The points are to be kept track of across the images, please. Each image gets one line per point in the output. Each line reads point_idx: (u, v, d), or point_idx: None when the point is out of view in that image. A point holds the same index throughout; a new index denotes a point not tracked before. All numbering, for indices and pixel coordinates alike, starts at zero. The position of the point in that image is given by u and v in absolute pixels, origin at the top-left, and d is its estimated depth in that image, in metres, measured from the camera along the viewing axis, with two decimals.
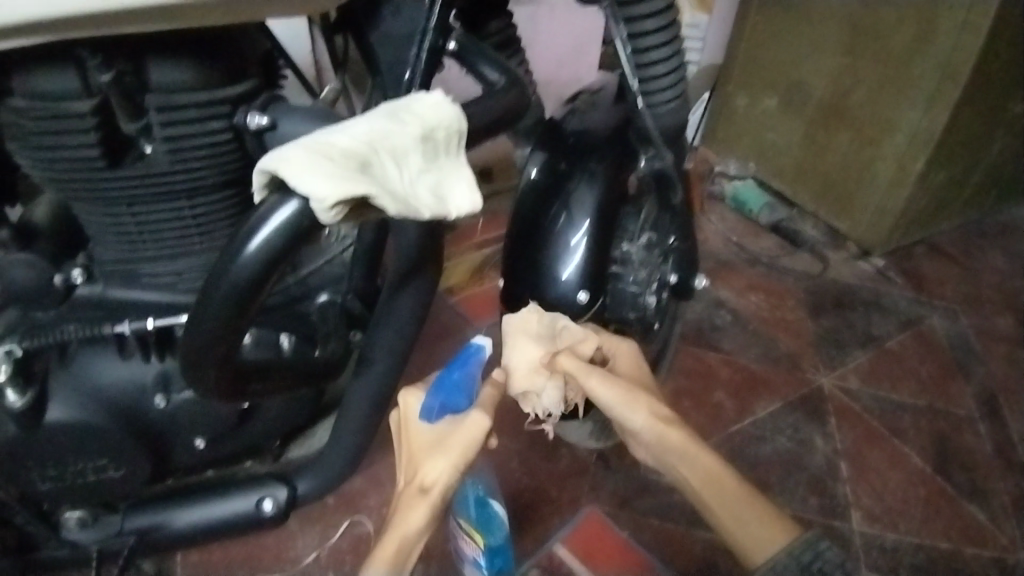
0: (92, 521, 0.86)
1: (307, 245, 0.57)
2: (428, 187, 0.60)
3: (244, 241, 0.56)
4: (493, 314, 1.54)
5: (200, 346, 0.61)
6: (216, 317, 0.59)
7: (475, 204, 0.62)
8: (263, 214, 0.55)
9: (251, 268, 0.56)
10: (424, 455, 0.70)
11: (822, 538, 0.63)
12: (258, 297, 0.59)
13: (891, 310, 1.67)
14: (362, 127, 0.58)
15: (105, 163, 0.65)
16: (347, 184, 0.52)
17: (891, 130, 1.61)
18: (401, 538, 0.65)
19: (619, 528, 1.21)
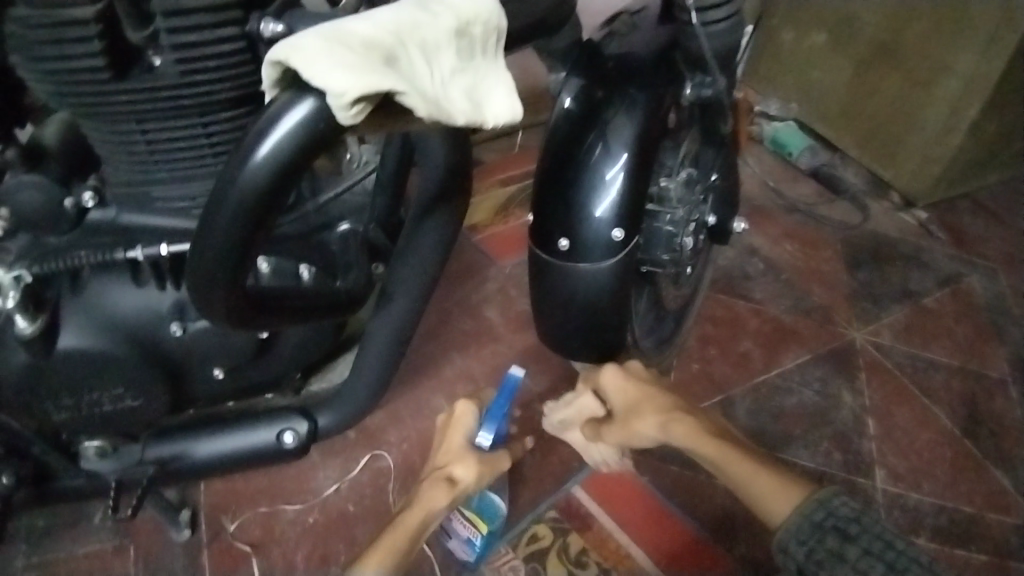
0: (112, 451, 0.84)
1: (322, 155, 0.52)
2: (462, 89, 0.55)
3: (253, 146, 0.50)
4: (518, 253, 1.49)
5: (206, 269, 0.56)
6: (221, 238, 0.54)
7: (518, 112, 0.59)
8: (272, 114, 0.50)
9: (260, 179, 0.51)
10: (457, 460, 1.01)
11: (835, 498, 0.83)
12: (270, 214, 0.54)
13: (930, 265, 1.59)
14: (387, 15, 0.52)
15: (112, 76, 0.60)
16: (368, 77, 0.47)
17: (945, 72, 1.50)
18: (425, 513, 0.95)
19: (638, 473, 1.19)
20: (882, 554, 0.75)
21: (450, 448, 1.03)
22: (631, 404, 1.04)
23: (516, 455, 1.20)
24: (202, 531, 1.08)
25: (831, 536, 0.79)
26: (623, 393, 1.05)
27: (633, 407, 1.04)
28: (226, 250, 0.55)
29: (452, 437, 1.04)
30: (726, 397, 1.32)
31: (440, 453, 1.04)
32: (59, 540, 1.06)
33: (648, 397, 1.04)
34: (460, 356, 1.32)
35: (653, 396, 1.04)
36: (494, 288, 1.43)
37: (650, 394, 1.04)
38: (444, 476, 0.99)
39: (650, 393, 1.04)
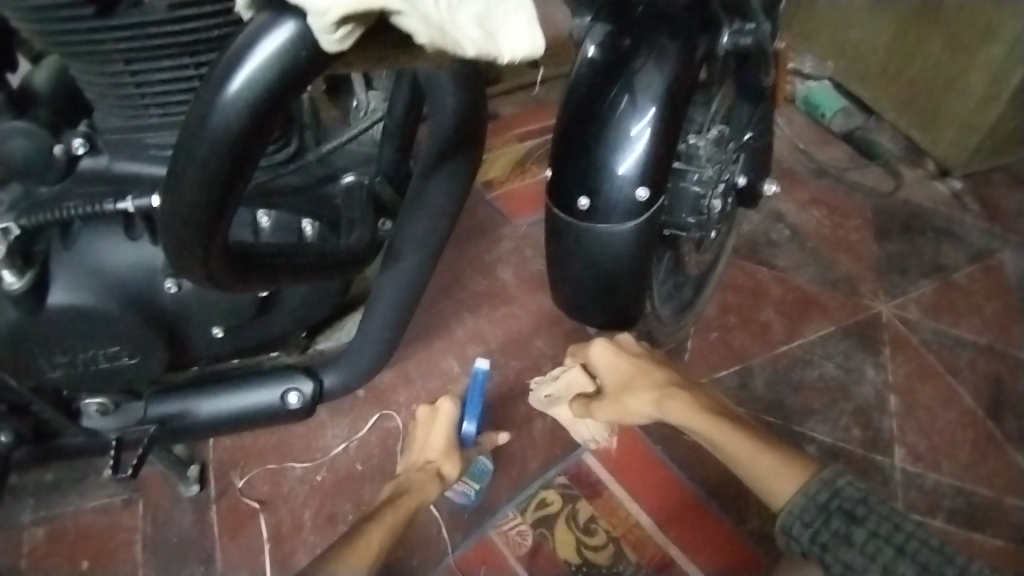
0: (114, 409, 0.83)
1: (302, 91, 0.47)
2: (473, 11, 0.46)
3: (226, 78, 0.45)
4: (535, 212, 1.44)
5: (185, 220, 0.51)
6: (195, 184, 0.49)
7: (538, 45, 0.48)
8: (246, 40, 0.44)
9: (235, 117, 0.46)
10: (447, 456, 1.03)
11: (840, 480, 0.80)
12: (251, 156, 0.49)
13: (962, 238, 1.52)
14: None
15: (95, 11, 0.56)
16: None
17: (990, 38, 1.41)
18: (419, 499, 0.97)
19: (651, 442, 1.16)
20: (891, 539, 0.73)
21: (433, 444, 1.04)
22: (625, 378, 1.02)
23: (526, 420, 1.17)
24: (210, 486, 1.08)
25: (840, 520, 0.76)
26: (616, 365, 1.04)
27: (627, 381, 1.02)
28: (201, 198, 0.50)
29: (437, 433, 1.05)
30: (744, 367, 1.28)
31: (421, 448, 1.04)
32: (67, 493, 1.06)
33: (643, 372, 1.02)
34: (472, 318, 1.29)
35: (649, 371, 1.02)
36: (509, 248, 1.39)
37: (646, 370, 1.02)
38: (433, 471, 1.01)
39: (643, 367, 1.02)
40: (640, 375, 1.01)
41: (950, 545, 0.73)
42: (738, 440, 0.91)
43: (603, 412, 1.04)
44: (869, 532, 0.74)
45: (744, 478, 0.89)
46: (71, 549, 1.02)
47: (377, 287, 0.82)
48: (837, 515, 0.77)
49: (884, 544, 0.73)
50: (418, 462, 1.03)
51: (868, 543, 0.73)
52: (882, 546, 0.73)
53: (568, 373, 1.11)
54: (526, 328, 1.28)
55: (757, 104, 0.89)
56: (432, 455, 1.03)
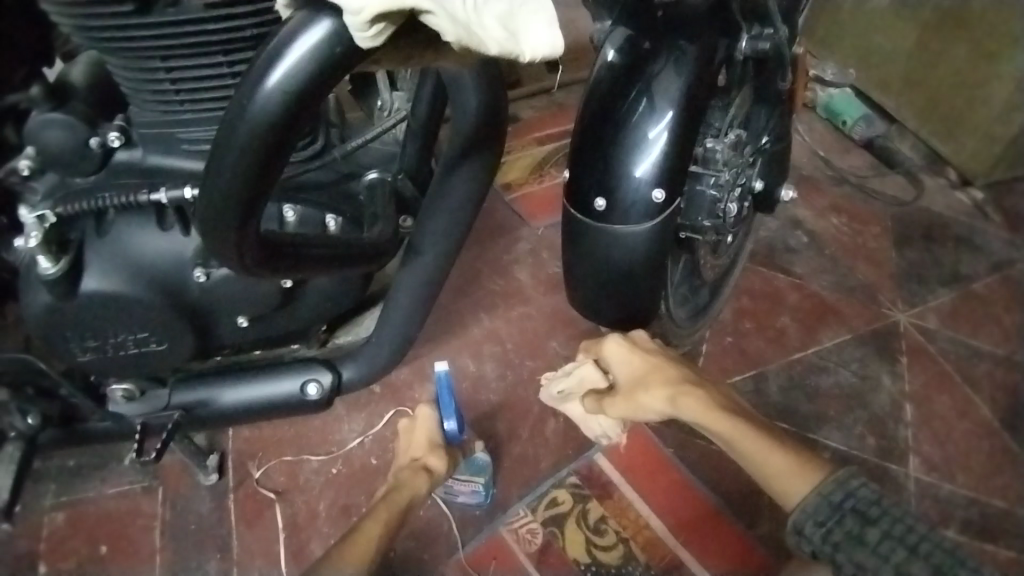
0: (139, 395, 0.84)
1: (335, 87, 0.48)
2: (497, 11, 0.47)
3: (264, 74, 0.46)
4: (553, 214, 1.45)
5: (220, 207, 0.53)
6: (231, 176, 0.51)
7: (557, 47, 0.50)
8: (284, 38, 0.46)
9: (270, 111, 0.47)
10: (433, 451, 1.03)
11: (856, 482, 0.80)
12: (286, 147, 0.51)
13: (983, 248, 1.51)
14: None
15: (134, 7, 0.58)
16: None
17: (1014, 45, 1.42)
18: (413, 493, 0.97)
19: (663, 445, 1.16)
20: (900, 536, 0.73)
21: (418, 444, 1.04)
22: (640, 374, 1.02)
23: (540, 419, 1.18)
24: (228, 476, 1.10)
25: (848, 518, 0.76)
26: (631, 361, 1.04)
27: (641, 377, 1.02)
28: (236, 189, 0.52)
29: (417, 436, 1.05)
30: (759, 372, 1.28)
31: (407, 450, 1.05)
32: (90, 478, 1.09)
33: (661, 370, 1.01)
34: (488, 317, 1.30)
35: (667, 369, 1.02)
36: (526, 249, 1.40)
37: (662, 368, 1.02)
38: (420, 466, 1.01)
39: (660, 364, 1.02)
40: (656, 372, 1.01)
41: (960, 549, 0.72)
42: (753, 443, 0.90)
43: (616, 409, 1.04)
44: (876, 531, 0.74)
45: (758, 478, 0.89)
46: (92, 532, 1.04)
47: (396, 282, 0.84)
48: (846, 514, 0.77)
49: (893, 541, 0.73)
50: (406, 463, 1.03)
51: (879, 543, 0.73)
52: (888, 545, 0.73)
53: (580, 368, 1.12)
54: (542, 328, 1.29)
55: (777, 108, 0.90)
56: (418, 453, 1.03)
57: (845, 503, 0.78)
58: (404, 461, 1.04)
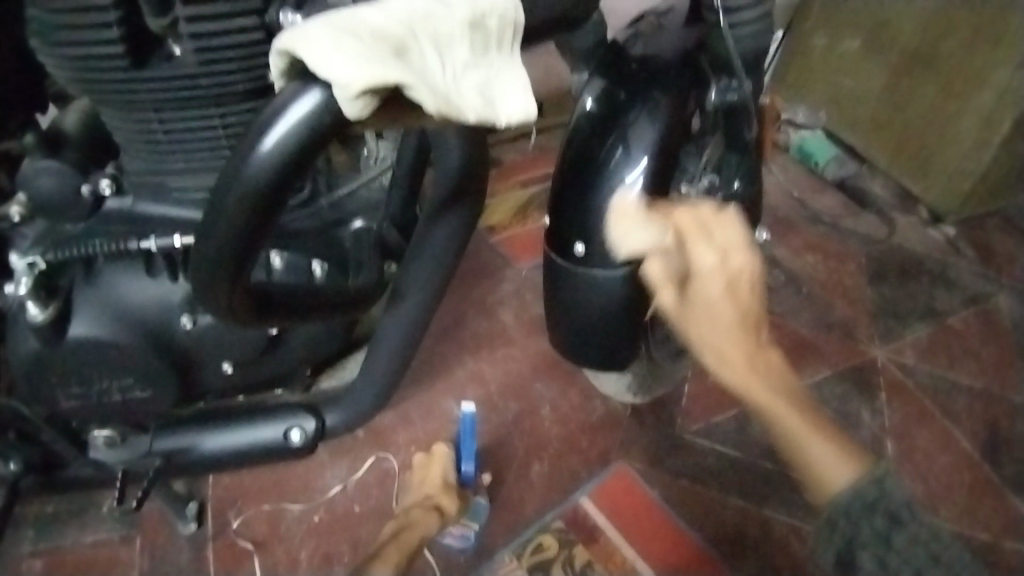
0: (121, 441, 0.85)
1: (325, 149, 0.52)
2: (473, 84, 0.55)
3: (259, 138, 0.51)
4: (536, 256, 1.48)
5: (213, 256, 0.56)
6: (225, 229, 0.54)
7: (531, 110, 0.58)
8: (278, 106, 0.50)
9: (264, 171, 0.51)
10: (443, 491, 1.05)
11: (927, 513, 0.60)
12: (281, 202, 0.54)
13: (956, 283, 1.55)
14: (400, 5, 0.52)
15: (129, 62, 0.60)
16: (373, 69, 0.47)
17: (980, 84, 1.48)
18: (422, 535, 1.00)
19: (647, 486, 1.17)
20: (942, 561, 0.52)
21: (432, 482, 1.07)
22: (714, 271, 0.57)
23: (524, 463, 1.18)
24: (208, 525, 1.08)
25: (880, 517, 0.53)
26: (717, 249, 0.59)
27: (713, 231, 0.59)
28: (229, 242, 0.55)
29: (432, 474, 1.08)
30: (741, 414, 1.27)
31: (419, 485, 1.07)
32: (67, 527, 1.07)
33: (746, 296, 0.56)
34: (472, 359, 1.31)
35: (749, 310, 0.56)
36: (510, 291, 1.42)
37: (750, 296, 0.56)
38: (432, 505, 1.03)
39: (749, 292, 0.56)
40: (744, 293, 0.56)
41: None
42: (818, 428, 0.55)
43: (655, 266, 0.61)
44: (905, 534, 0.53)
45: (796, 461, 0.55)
46: None
47: (380, 328, 0.85)
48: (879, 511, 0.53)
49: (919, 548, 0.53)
50: (417, 499, 1.05)
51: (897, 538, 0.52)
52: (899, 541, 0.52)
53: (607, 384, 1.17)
54: (526, 370, 1.30)
55: (748, 158, 0.90)
56: (430, 491, 1.06)
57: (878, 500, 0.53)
58: (415, 496, 1.06)
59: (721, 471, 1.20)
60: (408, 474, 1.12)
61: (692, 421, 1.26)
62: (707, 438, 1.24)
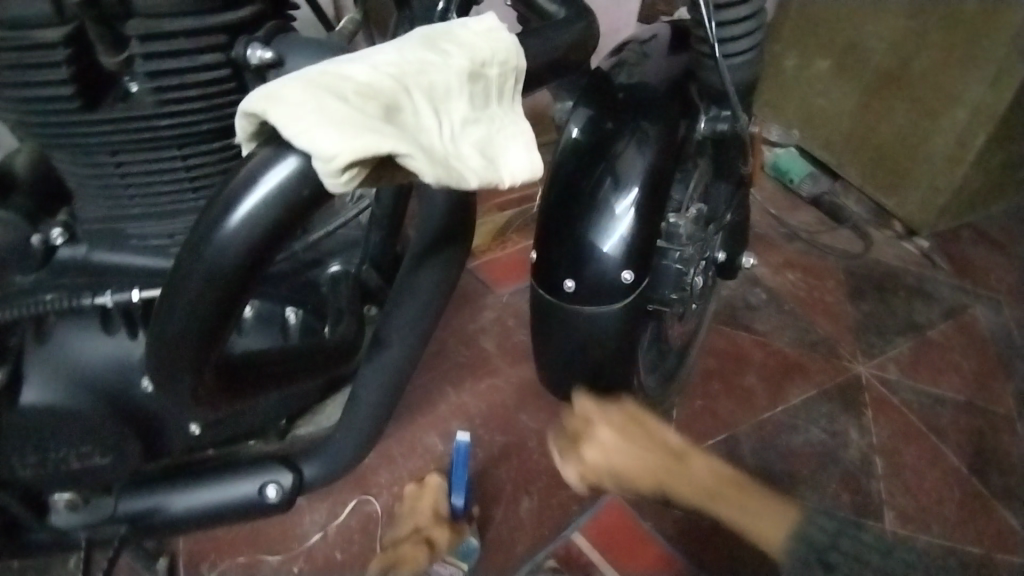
0: (83, 503, 0.78)
1: (305, 221, 0.47)
2: (473, 141, 0.49)
3: (228, 211, 0.45)
4: (517, 281, 1.44)
5: (178, 334, 0.49)
6: (191, 305, 0.48)
7: (537, 169, 0.52)
8: (249, 174, 0.45)
9: (233, 244, 0.46)
10: (433, 525, 1.01)
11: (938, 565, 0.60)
12: (256, 276, 0.48)
13: (934, 296, 1.55)
14: (389, 56, 0.46)
15: (79, 104, 0.55)
16: (361, 138, 0.40)
17: (953, 103, 1.44)
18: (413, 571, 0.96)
19: (641, 519, 1.12)
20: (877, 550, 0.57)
21: (422, 513, 1.02)
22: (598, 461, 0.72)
23: (513, 498, 1.13)
24: None
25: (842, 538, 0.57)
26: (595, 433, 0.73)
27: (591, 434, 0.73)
28: (196, 317, 0.49)
29: (422, 505, 1.04)
30: (730, 436, 1.26)
31: (409, 517, 1.03)
32: None
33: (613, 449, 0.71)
34: (454, 392, 1.26)
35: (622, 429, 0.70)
36: (492, 318, 1.38)
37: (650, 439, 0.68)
38: (421, 538, 0.99)
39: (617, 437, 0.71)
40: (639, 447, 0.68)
41: None
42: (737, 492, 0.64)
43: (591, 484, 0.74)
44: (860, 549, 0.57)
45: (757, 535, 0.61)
46: None
47: (359, 375, 0.78)
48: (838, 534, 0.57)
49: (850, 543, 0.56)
50: (406, 531, 1.01)
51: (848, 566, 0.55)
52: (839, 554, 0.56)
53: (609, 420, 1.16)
54: (511, 401, 1.25)
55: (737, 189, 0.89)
56: (419, 523, 1.01)
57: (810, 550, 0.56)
58: (404, 528, 1.01)
59: None
60: (400, 504, 1.08)
61: None
62: None
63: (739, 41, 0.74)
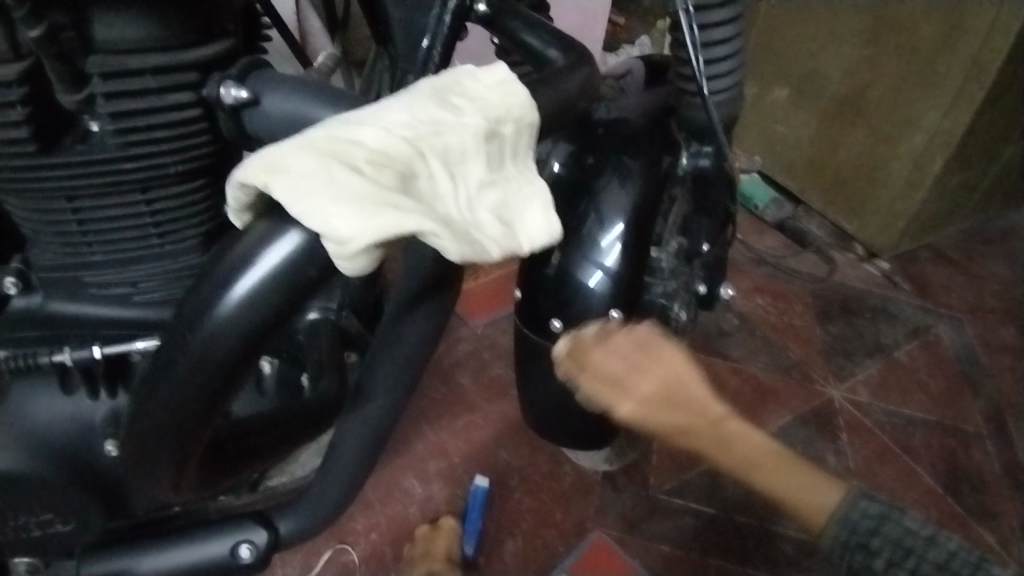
0: (43, 566, 0.73)
1: (309, 300, 0.44)
2: (490, 206, 0.47)
3: (227, 286, 0.43)
4: (494, 314, 1.40)
5: (172, 401, 0.48)
6: (187, 376, 0.47)
7: (555, 231, 0.50)
8: (247, 249, 0.43)
9: (231, 323, 0.44)
10: (448, 569, 1.00)
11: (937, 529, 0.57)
12: (257, 351, 0.46)
13: (898, 318, 1.57)
14: (400, 117, 0.44)
15: (36, 147, 0.51)
16: (379, 219, 0.38)
17: (909, 130, 1.46)
18: None
19: (627, 555, 1.10)
20: (954, 574, 0.55)
21: (437, 553, 1.01)
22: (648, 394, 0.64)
23: (496, 541, 1.10)
24: None
25: (856, 554, 0.59)
26: (661, 362, 0.65)
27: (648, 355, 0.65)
28: (194, 388, 0.47)
29: (436, 548, 1.02)
30: (712, 465, 1.22)
31: (422, 560, 1.01)
32: None
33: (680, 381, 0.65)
34: (432, 430, 1.22)
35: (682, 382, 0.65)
36: (467, 352, 1.35)
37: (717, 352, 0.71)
38: None
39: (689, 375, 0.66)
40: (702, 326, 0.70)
41: None
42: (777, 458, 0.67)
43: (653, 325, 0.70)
44: (880, 559, 0.57)
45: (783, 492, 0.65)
46: None
47: (339, 423, 0.74)
48: (853, 548, 0.59)
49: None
50: (420, 574, 0.99)
51: (888, 571, 0.57)
52: (902, 572, 0.56)
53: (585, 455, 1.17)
54: (489, 438, 1.22)
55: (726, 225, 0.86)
56: (433, 566, 1.00)
57: (851, 535, 0.60)
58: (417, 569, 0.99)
59: (698, 530, 1.14)
60: (408, 546, 1.06)
61: (665, 479, 1.20)
62: (682, 496, 1.18)
63: (725, 78, 0.74)
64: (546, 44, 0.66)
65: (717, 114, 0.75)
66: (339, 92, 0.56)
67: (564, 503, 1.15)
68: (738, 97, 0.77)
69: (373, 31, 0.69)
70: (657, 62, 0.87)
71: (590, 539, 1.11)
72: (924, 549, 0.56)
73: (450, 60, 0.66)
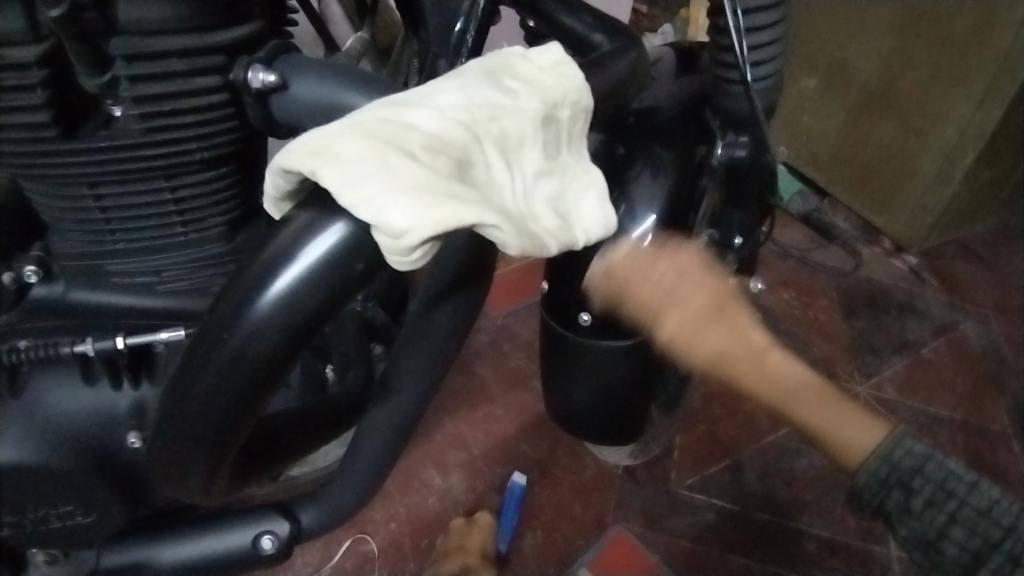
0: (63, 557, 0.73)
1: (352, 296, 0.44)
2: (546, 198, 0.46)
3: (266, 283, 0.42)
4: (514, 302, 1.38)
5: (205, 400, 0.47)
6: (221, 375, 0.46)
7: (612, 222, 0.49)
8: (289, 243, 0.42)
9: (268, 323, 0.43)
10: (481, 564, 1.00)
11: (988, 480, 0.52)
12: (298, 350, 0.45)
13: (924, 314, 1.53)
14: (455, 99, 0.42)
15: (58, 132, 0.50)
16: (438, 210, 0.36)
17: (939, 122, 1.39)
18: None
19: (647, 549, 1.08)
20: (992, 520, 0.50)
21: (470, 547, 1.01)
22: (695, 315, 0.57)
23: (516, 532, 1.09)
24: None
25: (895, 492, 0.53)
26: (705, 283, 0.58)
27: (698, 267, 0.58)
28: (229, 386, 0.46)
29: (471, 541, 1.02)
30: (734, 462, 1.19)
31: (457, 552, 1.01)
32: None
33: (719, 308, 0.59)
34: (451, 421, 1.21)
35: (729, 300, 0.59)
36: (487, 341, 1.33)
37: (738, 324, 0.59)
38: None
39: (722, 297, 0.59)
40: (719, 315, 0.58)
41: None
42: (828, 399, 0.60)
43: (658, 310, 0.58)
44: (920, 499, 0.51)
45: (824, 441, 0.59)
46: None
47: (364, 419, 0.73)
48: (892, 486, 0.53)
49: (988, 528, 0.50)
50: (455, 568, 0.99)
51: (924, 512, 0.51)
52: (939, 514, 0.51)
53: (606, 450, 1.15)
54: (509, 430, 1.20)
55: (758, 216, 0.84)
56: (467, 559, 0.99)
57: (891, 471, 0.54)
58: (452, 563, 0.99)
59: (719, 528, 1.12)
60: (443, 538, 1.05)
61: (686, 474, 1.17)
62: (703, 492, 1.15)
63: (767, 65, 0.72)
64: (590, 28, 0.64)
65: (759, 102, 0.72)
66: (372, 76, 0.54)
67: (583, 497, 1.13)
68: (779, 84, 0.74)
69: (404, 14, 0.67)
70: (688, 48, 0.85)
71: (608, 531, 1.09)
72: (967, 495, 0.51)
73: (484, 44, 0.64)
